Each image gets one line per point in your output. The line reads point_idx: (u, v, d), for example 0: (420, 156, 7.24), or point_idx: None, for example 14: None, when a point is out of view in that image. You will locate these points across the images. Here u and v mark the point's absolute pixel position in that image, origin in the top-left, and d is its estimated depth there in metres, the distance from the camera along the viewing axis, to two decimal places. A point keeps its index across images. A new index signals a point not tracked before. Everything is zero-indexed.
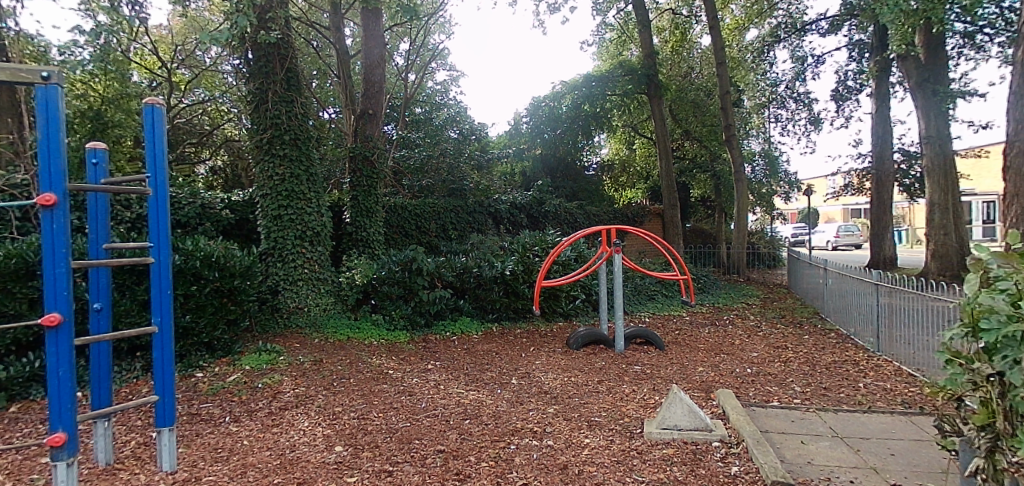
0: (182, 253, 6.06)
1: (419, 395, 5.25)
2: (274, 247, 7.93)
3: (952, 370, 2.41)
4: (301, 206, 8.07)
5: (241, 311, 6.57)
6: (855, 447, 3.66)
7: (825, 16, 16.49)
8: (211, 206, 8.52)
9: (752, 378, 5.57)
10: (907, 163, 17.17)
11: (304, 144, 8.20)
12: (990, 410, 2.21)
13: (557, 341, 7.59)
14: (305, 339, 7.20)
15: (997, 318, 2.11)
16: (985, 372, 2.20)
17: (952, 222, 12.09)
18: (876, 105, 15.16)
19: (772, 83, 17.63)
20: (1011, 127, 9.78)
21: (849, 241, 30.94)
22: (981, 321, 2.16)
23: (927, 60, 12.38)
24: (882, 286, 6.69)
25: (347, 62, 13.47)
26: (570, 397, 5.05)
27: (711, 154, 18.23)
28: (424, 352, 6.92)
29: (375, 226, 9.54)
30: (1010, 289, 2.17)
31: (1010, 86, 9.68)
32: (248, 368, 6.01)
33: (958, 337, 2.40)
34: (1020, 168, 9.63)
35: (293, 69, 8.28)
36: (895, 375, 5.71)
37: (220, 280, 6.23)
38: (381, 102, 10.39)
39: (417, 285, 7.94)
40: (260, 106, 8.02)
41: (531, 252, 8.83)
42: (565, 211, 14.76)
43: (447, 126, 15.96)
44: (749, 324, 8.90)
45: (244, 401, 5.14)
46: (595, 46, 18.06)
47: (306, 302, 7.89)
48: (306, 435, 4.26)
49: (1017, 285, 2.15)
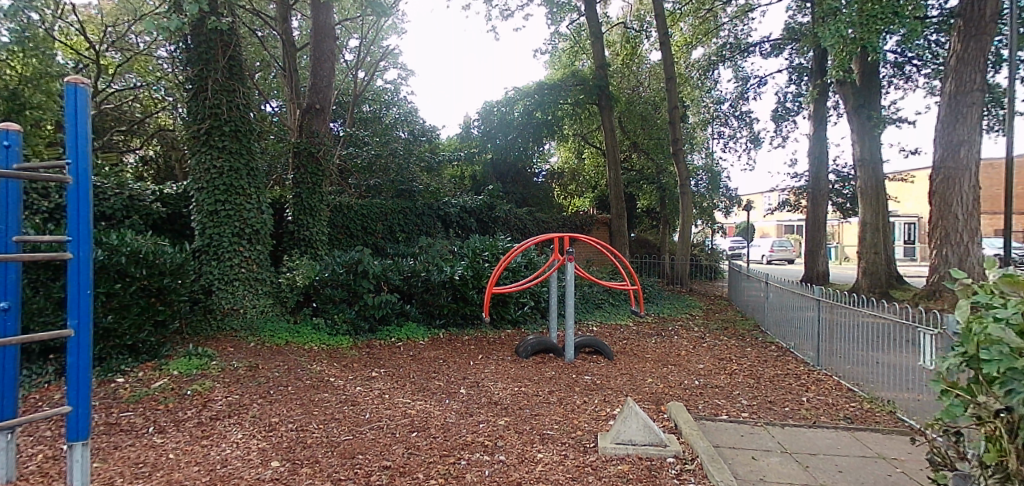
0: (105, 248, 5.55)
1: (363, 405, 4.97)
2: (208, 245, 7.41)
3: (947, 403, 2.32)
4: (239, 201, 7.58)
5: (170, 312, 6.06)
6: (804, 463, 3.77)
7: (768, 39, 17.25)
8: (140, 197, 7.86)
9: (700, 390, 5.63)
10: (841, 183, 18.16)
11: (245, 136, 7.73)
12: (1000, 447, 2.10)
13: (506, 349, 7.45)
14: (239, 343, 6.73)
15: (1003, 350, 1.97)
16: (994, 408, 2.07)
17: (881, 241, 12.86)
18: (813, 128, 15.92)
19: (716, 101, 18.22)
20: (937, 155, 10.64)
21: (783, 256, 32.41)
22: (984, 352, 2.03)
23: (861, 88, 13.12)
24: (823, 302, 6.89)
25: (293, 54, 12.92)
26: (522, 408, 4.92)
27: (657, 167, 18.55)
28: (368, 359, 6.62)
29: (319, 225, 9.12)
30: (1012, 319, 2.04)
31: (937, 116, 10.59)
32: (176, 373, 5.54)
33: (952, 368, 2.33)
34: (944, 192, 10.42)
35: (236, 57, 7.79)
36: (835, 389, 5.93)
37: (147, 278, 5.74)
38: (329, 97, 9.95)
39: (362, 288, 7.62)
40: (198, 94, 7.48)
41: (481, 257, 8.63)
42: (515, 217, 14.65)
43: (397, 126, 15.56)
44: (693, 335, 9.05)
45: (170, 409, 4.70)
46: (547, 55, 18.09)
47: (241, 303, 7.41)
48: (238, 448, 3.91)
49: (1020, 314, 2.03)
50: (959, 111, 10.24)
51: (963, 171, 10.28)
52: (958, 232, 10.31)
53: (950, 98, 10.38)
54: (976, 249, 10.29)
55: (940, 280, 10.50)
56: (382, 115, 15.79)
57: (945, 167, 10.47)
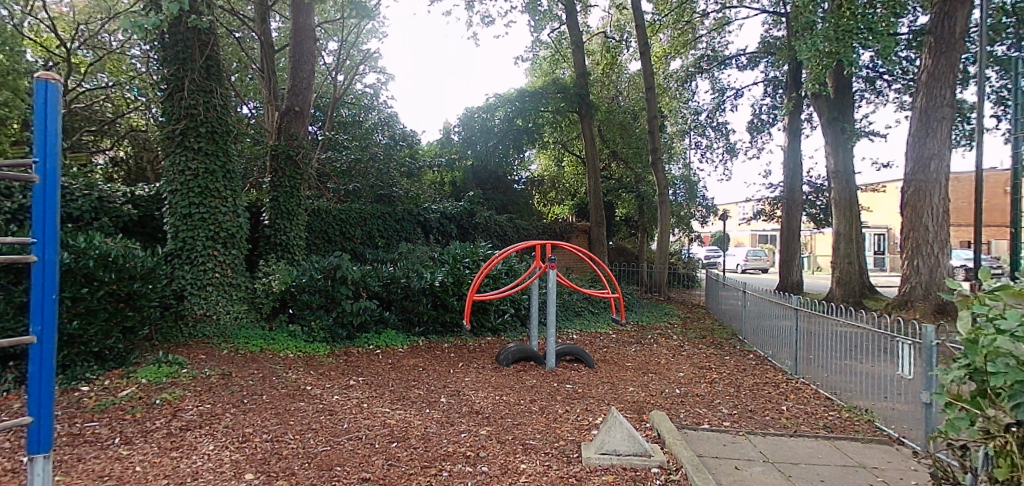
0: (72, 251, 5.34)
1: (340, 414, 4.84)
2: (181, 249, 7.22)
3: (952, 415, 2.38)
4: (214, 204, 7.39)
5: (140, 318, 5.85)
6: (787, 473, 3.87)
7: (744, 52, 17.58)
8: (110, 199, 7.60)
9: (681, 399, 5.65)
10: (815, 195, 18.56)
11: (222, 138, 7.55)
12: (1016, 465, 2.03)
13: (486, 357, 7.37)
14: (211, 350, 6.53)
15: (1008, 362, 1.98)
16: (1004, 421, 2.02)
17: (855, 251, 13.15)
18: (788, 140, 16.25)
19: (693, 112, 18.55)
20: (908, 168, 10.94)
21: (757, 265, 32.94)
22: (990, 365, 2.04)
23: (834, 102, 13.45)
24: (801, 312, 6.96)
25: (271, 55, 12.72)
26: (503, 418, 4.85)
27: (636, 176, 18.68)
28: (345, 367, 6.48)
29: (297, 230, 8.94)
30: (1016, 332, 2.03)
31: (908, 130, 10.89)
32: (145, 382, 5.34)
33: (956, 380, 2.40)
34: (915, 204, 10.70)
35: (213, 57, 7.62)
36: (813, 398, 6.00)
37: (116, 282, 5.52)
38: (308, 100, 9.78)
39: (340, 294, 7.46)
40: (174, 94, 7.29)
41: (461, 264, 8.54)
42: (495, 224, 14.59)
43: (376, 131, 15.41)
44: (672, 343, 9.09)
45: (138, 419, 4.52)
46: (528, 62, 18.15)
47: (215, 309, 7.21)
48: (210, 460, 3.77)
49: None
50: (929, 126, 10.54)
51: (933, 184, 10.58)
52: (928, 243, 10.61)
53: (921, 112, 10.68)
54: (945, 260, 10.58)
55: (911, 290, 10.74)
56: (361, 119, 15.62)
57: (916, 180, 10.76)
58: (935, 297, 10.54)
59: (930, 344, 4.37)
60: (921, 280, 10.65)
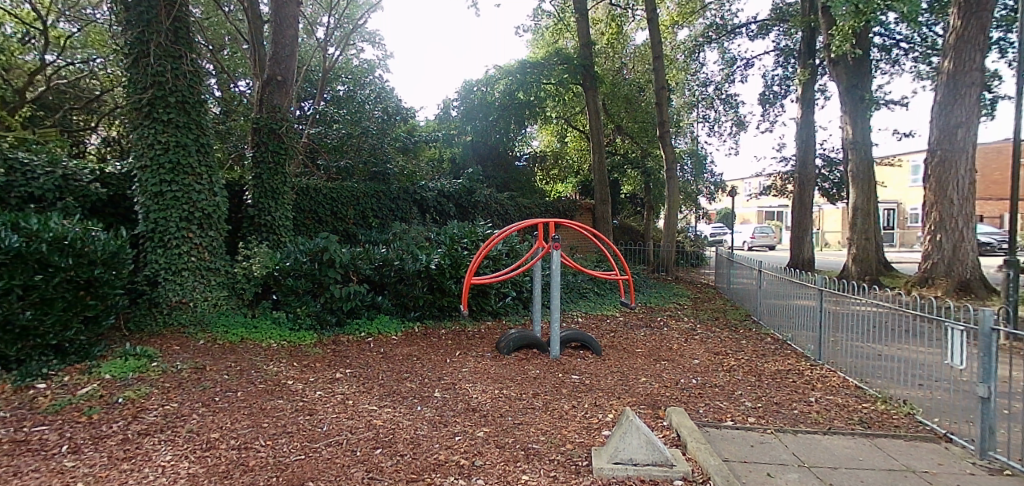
0: (23, 233, 4.77)
1: (320, 415, 4.33)
2: (153, 230, 6.63)
3: None
4: (188, 181, 6.80)
5: (104, 307, 5.33)
6: (826, 481, 3.38)
7: (755, 20, 16.79)
8: (76, 177, 7.01)
9: (699, 391, 5.13)
10: (827, 168, 17.93)
11: (194, 109, 6.97)
12: None
13: (484, 344, 6.86)
14: (186, 341, 6.06)
15: None
16: None
17: (873, 226, 12.55)
18: (801, 111, 15.49)
19: (701, 83, 17.83)
20: (933, 136, 10.32)
21: (764, 242, 32.28)
22: None
23: (853, 68, 12.67)
24: (826, 293, 6.32)
25: (259, 27, 12.02)
26: (503, 416, 4.35)
27: (642, 150, 17.96)
28: (332, 358, 5.97)
29: (282, 209, 8.37)
30: None
31: (934, 97, 10.24)
32: (108, 378, 4.87)
33: None
34: (941, 176, 10.10)
35: (182, 18, 7.02)
36: (843, 387, 5.46)
37: (74, 268, 4.96)
38: (292, 68, 8.94)
39: (327, 279, 6.91)
40: (139, 60, 6.68)
41: (459, 245, 7.97)
42: (495, 202, 13.94)
43: (371, 103, 14.70)
44: (683, 326, 8.58)
45: (93, 423, 4.04)
46: (530, 32, 17.42)
47: (191, 296, 6.68)
48: (164, 474, 3.27)
49: None
50: (957, 91, 9.85)
51: (960, 154, 9.95)
52: (953, 217, 10.01)
53: (947, 77, 9.99)
54: (970, 235, 9.97)
55: (933, 267, 10.17)
56: (354, 93, 14.87)
57: (941, 149, 10.13)
58: (959, 273, 9.92)
59: (989, 330, 3.70)
60: (944, 256, 10.06)
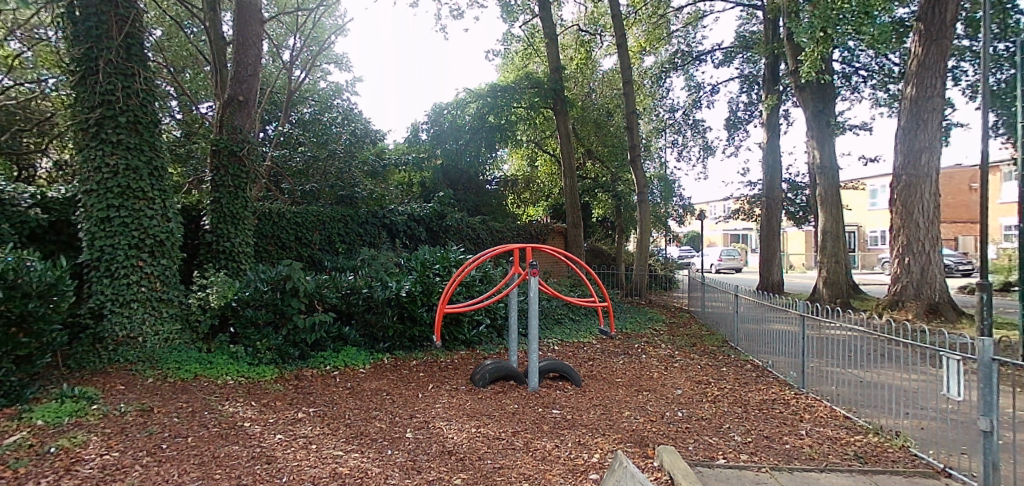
0: None
1: (280, 463, 3.91)
2: (98, 259, 6.12)
3: None
4: (138, 206, 6.33)
5: (39, 345, 4.81)
6: None
7: (719, 48, 17.20)
8: (13, 202, 6.47)
9: (686, 425, 4.90)
10: (793, 192, 18.32)
11: (146, 130, 6.54)
12: None
13: (458, 376, 6.52)
14: (132, 380, 5.53)
15: None
16: None
17: (841, 249, 12.74)
18: (767, 136, 15.78)
19: (668, 109, 18.12)
20: (898, 162, 10.56)
21: (730, 264, 32.74)
22: None
23: (818, 94, 12.96)
24: (808, 319, 6.19)
25: (222, 47, 11.61)
26: (482, 460, 4.02)
27: (612, 175, 17.97)
28: (295, 395, 5.54)
29: (243, 235, 7.91)
30: None
31: (898, 123, 10.51)
32: (40, 424, 4.35)
33: None
34: (907, 200, 10.31)
35: (135, 34, 6.63)
36: (831, 418, 5.29)
37: (4, 303, 4.47)
38: (255, 87, 8.54)
39: (290, 309, 6.45)
40: (87, 78, 6.25)
41: (431, 271, 7.66)
42: (467, 226, 13.63)
43: (337, 125, 14.34)
44: (662, 353, 8.41)
45: (16, 479, 3.54)
46: (500, 56, 17.38)
47: (140, 330, 6.17)
48: None
49: None
50: (920, 117, 10.13)
51: (925, 178, 10.18)
52: (920, 240, 10.20)
53: (910, 103, 10.26)
54: (937, 258, 10.15)
55: (903, 290, 10.30)
56: (321, 115, 14.51)
57: (906, 174, 10.36)
58: (927, 296, 10.07)
59: (989, 361, 3.58)
60: (912, 279, 10.21)
